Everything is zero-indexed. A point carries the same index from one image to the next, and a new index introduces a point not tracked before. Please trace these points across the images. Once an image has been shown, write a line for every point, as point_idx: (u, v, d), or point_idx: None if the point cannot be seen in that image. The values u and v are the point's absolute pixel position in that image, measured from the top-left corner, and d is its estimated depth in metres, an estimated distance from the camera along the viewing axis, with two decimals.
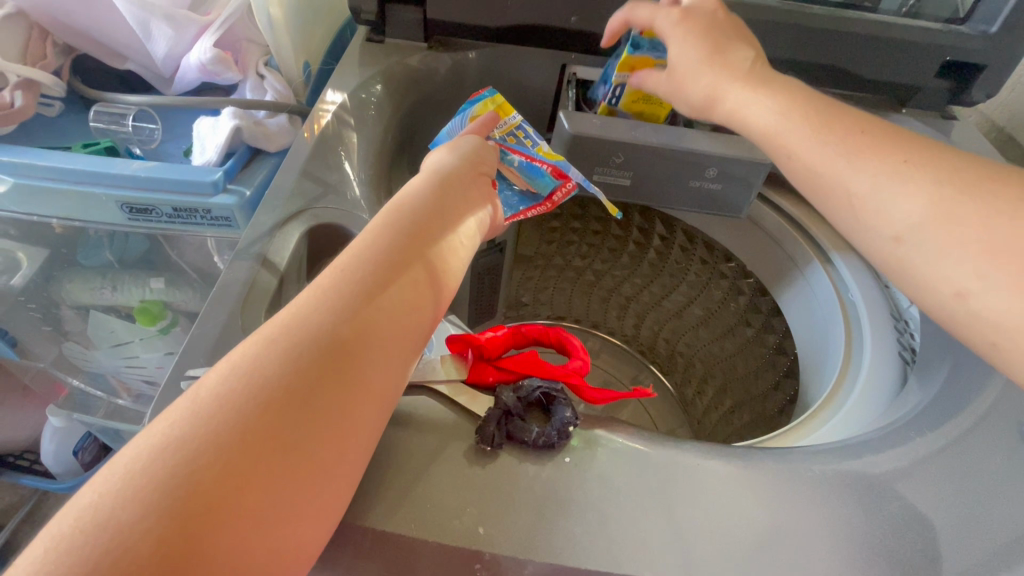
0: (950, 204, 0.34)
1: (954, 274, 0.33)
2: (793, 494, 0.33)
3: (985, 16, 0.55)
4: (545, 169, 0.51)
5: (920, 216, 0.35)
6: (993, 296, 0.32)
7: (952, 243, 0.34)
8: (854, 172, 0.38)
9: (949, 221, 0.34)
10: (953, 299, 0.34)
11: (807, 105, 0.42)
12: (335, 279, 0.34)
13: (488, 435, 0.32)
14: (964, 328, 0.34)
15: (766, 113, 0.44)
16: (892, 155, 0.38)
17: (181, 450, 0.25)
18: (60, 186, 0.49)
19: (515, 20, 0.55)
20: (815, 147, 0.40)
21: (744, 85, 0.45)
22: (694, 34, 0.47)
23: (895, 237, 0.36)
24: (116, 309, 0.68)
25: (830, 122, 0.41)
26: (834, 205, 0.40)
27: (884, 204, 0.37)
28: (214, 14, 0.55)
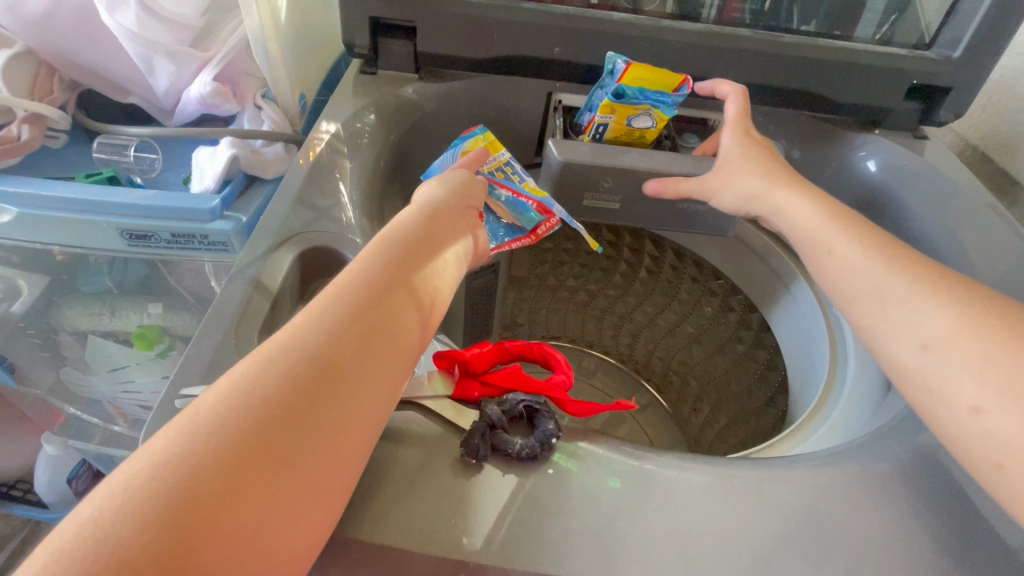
0: (978, 325, 0.36)
1: (969, 391, 0.34)
2: (774, 503, 0.34)
3: (948, 42, 0.58)
4: (532, 204, 0.54)
5: (946, 331, 0.37)
6: (1006, 417, 0.33)
7: (971, 362, 0.35)
8: (889, 281, 0.42)
9: (974, 338, 0.36)
10: (968, 415, 0.34)
11: (845, 217, 0.48)
12: (332, 302, 0.35)
13: (473, 447, 0.33)
14: (974, 448, 0.34)
15: (810, 216, 0.49)
16: (926, 274, 0.41)
17: (181, 465, 0.26)
18: (62, 214, 0.51)
19: (501, 51, 0.58)
20: (855, 252, 0.45)
21: (790, 188, 0.51)
22: (752, 151, 0.55)
23: (922, 345, 0.38)
24: (115, 334, 0.69)
25: (874, 237, 0.46)
26: (864, 307, 0.43)
27: (916, 313, 0.39)
28: (214, 49, 0.58)
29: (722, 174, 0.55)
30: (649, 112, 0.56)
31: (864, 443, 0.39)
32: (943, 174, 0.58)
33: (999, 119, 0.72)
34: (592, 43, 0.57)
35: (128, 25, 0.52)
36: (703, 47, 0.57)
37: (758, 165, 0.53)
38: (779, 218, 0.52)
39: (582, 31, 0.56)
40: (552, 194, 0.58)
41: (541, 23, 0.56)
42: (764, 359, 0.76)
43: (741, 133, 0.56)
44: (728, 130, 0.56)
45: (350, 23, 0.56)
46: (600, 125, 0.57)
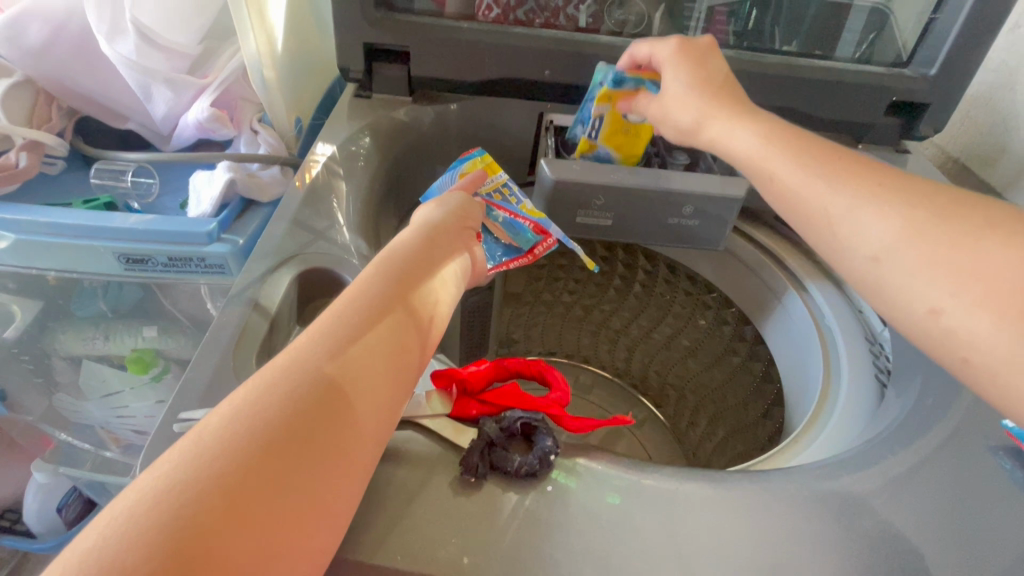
0: (926, 223, 0.35)
1: (928, 292, 0.33)
2: (771, 516, 0.34)
3: (925, 59, 0.60)
4: (528, 225, 0.55)
5: (892, 238, 0.36)
6: (962, 314, 0.32)
7: (923, 266, 0.34)
8: (833, 197, 0.39)
9: (921, 239, 0.34)
10: (926, 316, 0.33)
11: (786, 135, 0.44)
12: (332, 323, 0.35)
13: (472, 465, 0.33)
14: (942, 349, 0.33)
15: (749, 140, 0.46)
16: (868, 181, 0.39)
17: (185, 490, 0.26)
18: (59, 240, 0.51)
19: (493, 74, 0.60)
20: (795, 168, 0.42)
21: (726, 114, 0.48)
22: (686, 68, 0.52)
23: (872, 257, 0.36)
24: (109, 358, 0.69)
25: (815, 149, 0.42)
26: (814, 229, 0.40)
27: (860, 224, 0.37)
28: (212, 76, 0.59)
29: (661, 103, 0.53)
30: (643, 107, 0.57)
31: (860, 454, 0.39)
32: None
33: (979, 133, 0.74)
34: (581, 65, 0.59)
35: (126, 54, 0.54)
36: None
37: (693, 92, 0.50)
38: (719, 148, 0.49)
39: (571, 54, 0.58)
40: (545, 211, 0.59)
41: (532, 46, 0.57)
42: (759, 370, 0.75)
43: (672, 52, 0.53)
44: (660, 50, 0.53)
45: (345, 48, 0.57)
46: (596, 121, 0.57)
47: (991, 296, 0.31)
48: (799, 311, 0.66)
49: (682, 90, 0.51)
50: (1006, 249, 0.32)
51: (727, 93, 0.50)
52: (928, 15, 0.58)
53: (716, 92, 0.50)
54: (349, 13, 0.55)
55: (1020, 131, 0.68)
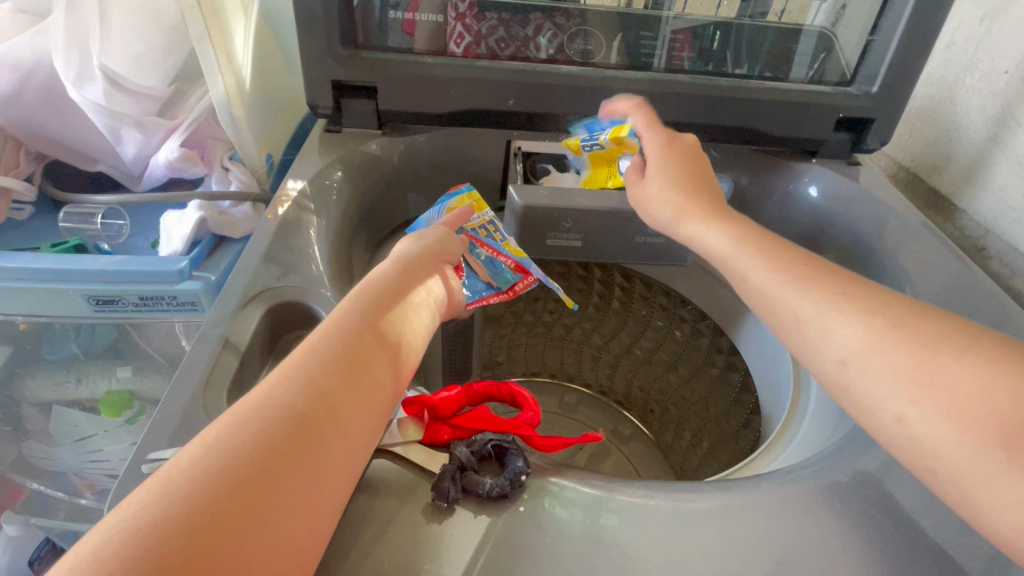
0: (888, 336, 0.36)
1: (891, 400, 0.35)
2: (742, 524, 0.35)
3: (866, 78, 0.63)
4: (509, 264, 0.57)
5: (857, 344, 0.37)
6: (925, 421, 0.33)
7: (886, 373, 0.35)
8: (800, 298, 0.40)
9: (884, 351, 0.36)
10: (891, 422, 0.35)
11: (756, 235, 0.46)
12: (304, 358, 0.36)
13: (444, 490, 0.33)
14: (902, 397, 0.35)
15: (720, 240, 0.47)
16: (831, 285, 0.40)
17: (150, 533, 0.26)
18: (27, 284, 0.51)
19: (459, 105, 0.61)
20: (768, 269, 0.43)
21: (702, 215, 0.49)
22: (665, 164, 0.54)
23: (839, 360, 0.38)
24: (81, 402, 0.68)
25: (788, 253, 0.44)
26: (784, 325, 0.41)
27: (828, 328, 0.38)
28: (181, 117, 0.60)
29: (641, 188, 0.54)
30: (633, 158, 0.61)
31: (826, 457, 0.40)
32: (877, 198, 0.63)
33: (925, 143, 0.78)
34: (541, 96, 0.61)
35: (95, 99, 0.54)
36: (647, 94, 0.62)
37: (672, 191, 0.51)
38: (695, 246, 0.50)
39: (533, 84, 0.60)
40: (519, 240, 0.61)
41: (494, 79, 0.60)
42: (737, 381, 0.77)
43: (649, 121, 0.57)
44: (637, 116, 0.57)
45: (313, 86, 0.59)
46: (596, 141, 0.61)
47: (952, 408, 0.33)
48: None
49: (663, 185, 0.52)
50: (962, 362, 0.34)
51: (703, 192, 0.52)
52: (866, 37, 0.62)
53: (697, 193, 0.51)
54: (317, 53, 0.57)
55: (962, 141, 0.72)
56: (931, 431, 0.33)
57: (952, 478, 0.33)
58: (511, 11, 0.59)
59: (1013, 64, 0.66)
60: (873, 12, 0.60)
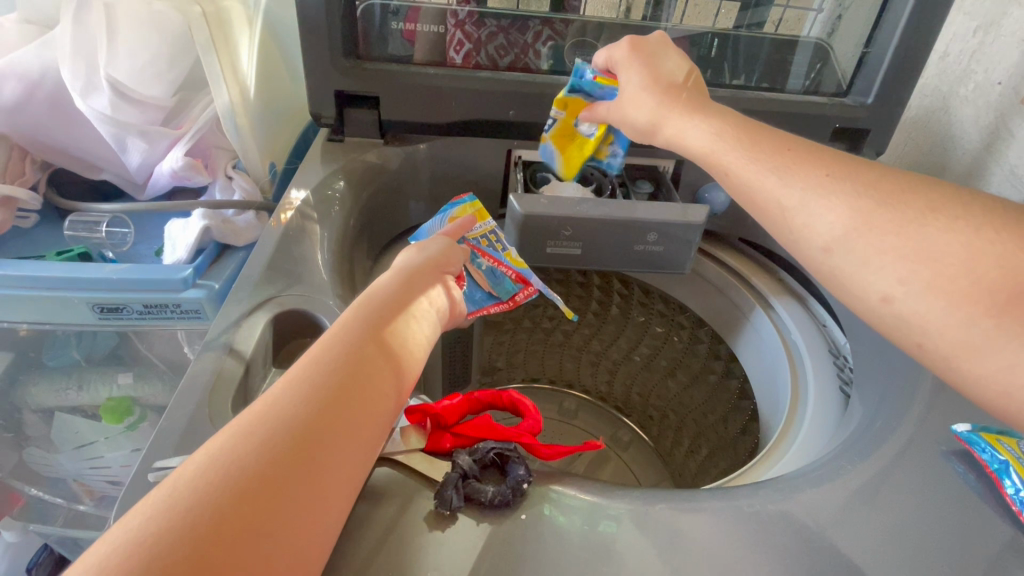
0: (871, 213, 0.37)
1: (879, 282, 0.35)
2: (740, 530, 0.36)
3: (862, 89, 0.64)
4: (510, 274, 0.59)
5: (843, 227, 0.37)
6: (913, 300, 0.34)
7: (872, 251, 0.36)
8: (784, 187, 0.41)
9: (869, 229, 0.36)
10: (879, 303, 0.36)
11: (736, 128, 0.46)
12: (308, 369, 0.36)
13: (447, 498, 0.34)
14: (899, 330, 0.35)
15: (701, 136, 0.48)
16: (815, 172, 0.40)
17: (157, 542, 0.26)
18: (32, 293, 0.51)
19: (461, 115, 0.62)
20: (750, 159, 0.44)
21: (679, 114, 0.50)
22: (638, 68, 0.54)
23: (825, 247, 0.38)
24: (82, 408, 0.68)
25: (773, 138, 0.44)
26: (771, 220, 0.42)
27: (812, 213, 0.39)
28: (186, 126, 0.61)
29: (620, 103, 0.55)
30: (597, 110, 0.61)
31: (823, 464, 0.41)
32: None
33: (920, 153, 0.79)
34: (540, 106, 0.62)
35: (100, 109, 0.55)
36: None
37: (646, 95, 0.52)
38: (674, 145, 0.51)
39: (533, 95, 0.61)
40: (518, 249, 0.62)
41: (495, 89, 0.61)
42: (735, 388, 0.77)
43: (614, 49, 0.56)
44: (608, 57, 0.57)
45: (317, 97, 0.60)
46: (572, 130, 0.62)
47: (940, 281, 0.33)
48: (766, 327, 0.68)
49: (638, 90, 0.53)
50: (945, 233, 0.34)
51: (682, 89, 0.52)
52: (861, 49, 0.63)
53: (671, 91, 0.51)
54: (322, 64, 0.57)
55: (956, 151, 0.73)
56: (918, 308, 0.34)
57: (939, 351, 0.34)
58: (510, 18, 0.60)
59: (1006, 76, 0.67)
60: (868, 25, 0.61)
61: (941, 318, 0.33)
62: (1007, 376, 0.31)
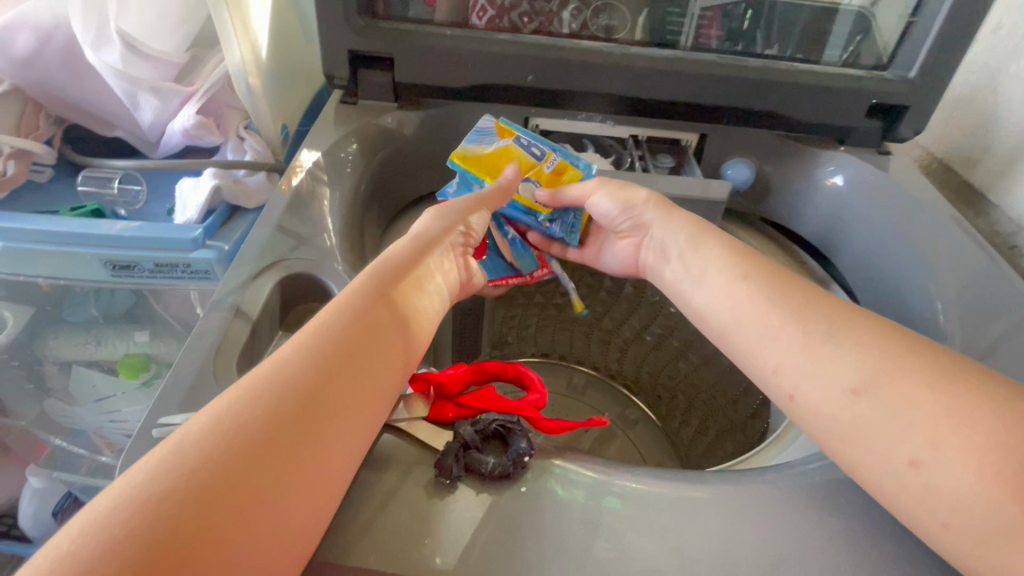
0: (893, 365, 0.34)
1: (905, 442, 0.32)
2: (743, 515, 0.35)
3: (904, 63, 0.60)
4: (533, 249, 0.61)
5: (868, 373, 0.34)
6: (945, 467, 0.30)
7: (904, 411, 0.32)
8: (750, 303, 0.42)
9: (895, 381, 0.33)
10: (907, 469, 0.31)
11: (716, 236, 0.48)
12: (317, 333, 0.36)
13: (446, 467, 0.34)
14: (919, 504, 0.31)
15: (676, 238, 0.50)
16: (790, 291, 0.41)
17: (159, 497, 0.26)
18: (46, 247, 0.52)
19: (477, 80, 0.60)
20: (707, 278, 0.46)
21: (660, 210, 0.52)
22: (623, 178, 0.57)
23: (850, 391, 0.34)
24: (99, 363, 0.69)
25: (723, 250, 0.46)
26: (741, 347, 0.41)
27: (830, 362, 0.36)
28: (198, 83, 0.60)
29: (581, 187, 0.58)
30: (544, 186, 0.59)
31: None
32: (908, 189, 0.60)
33: (962, 135, 0.75)
34: (559, 72, 0.59)
35: (112, 63, 0.54)
36: (667, 72, 0.59)
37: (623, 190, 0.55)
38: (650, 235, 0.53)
39: (553, 60, 0.59)
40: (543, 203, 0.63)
41: (513, 53, 0.58)
42: (748, 372, 0.76)
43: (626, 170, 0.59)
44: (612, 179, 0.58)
45: (330, 56, 0.58)
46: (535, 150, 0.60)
47: (970, 449, 0.30)
48: None
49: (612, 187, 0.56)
50: (972, 399, 0.31)
51: (662, 194, 0.55)
52: (907, 18, 0.58)
53: (653, 193, 0.54)
54: (336, 21, 0.56)
55: (1002, 133, 0.69)
56: (950, 479, 0.30)
57: (967, 527, 0.29)
58: None
59: None
60: None
61: (972, 488, 0.29)
62: None
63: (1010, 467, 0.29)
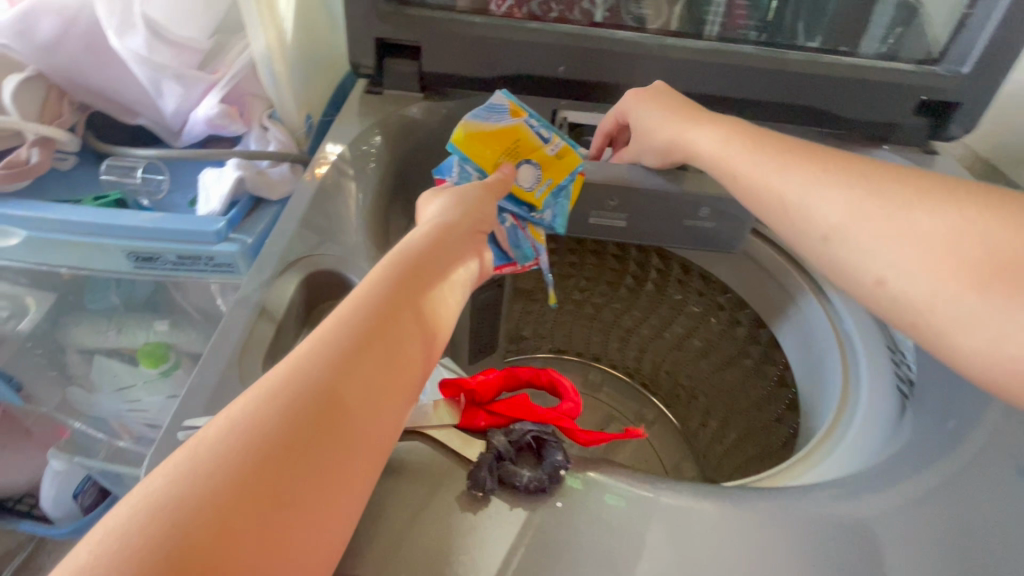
0: (873, 205, 0.39)
1: (876, 265, 0.38)
2: (787, 535, 0.33)
3: (957, 57, 0.56)
4: (530, 238, 0.56)
5: (844, 217, 0.40)
6: (905, 281, 0.37)
7: (875, 238, 0.38)
8: (765, 174, 0.45)
9: (867, 219, 0.39)
10: (874, 285, 0.39)
11: (737, 128, 0.49)
12: (335, 331, 0.34)
13: (480, 480, 0.32)
14: (892, 312, 0.38)
15: (711, 141, 0.50)
16: (800, 161, 0.44)
17: (179, 508, 0.26)
18: (69, 238, 0.51)
19: (506, 70, 0.58)
20: (725, 160, 0.48)
21: (695, 124, 0.51)
22: (657, 94, 0.55)
23: (825, 236, 0.41)
24: (120, 351, 0.69)
25: (742, 141, 0.48)
26: (771, 212, 0.45)
27: (818, 202, 0.42)
28: (222, 71, 0.58)
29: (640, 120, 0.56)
30: (545, 180, 0.55)
31: (881, 472, 0.38)
32: None
33: None
34: (591, 63, 0.57)
35: (136, 49, 0.53)
36: (703, 65, 0.57)
37: (663, 112, 0.54)
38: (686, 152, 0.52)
39: (585, 50, 0.56)
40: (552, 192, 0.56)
41: (545, 42, 0.56)
42: (774, 375, 0.73)
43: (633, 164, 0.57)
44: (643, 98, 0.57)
45: (356, 44, 0.56)
46: (545, 135, 0.56)
47: (932, 261, 0.36)
48: (819, 317, 0.64)
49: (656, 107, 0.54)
50: (932, 217, 0.37)
51: (686, 104, 0.54)
52: (963, 10, 0.55)
53: (687, 110, 0.53)
54: (362, 8, 0.54)
55: None
56: (915, 290, 0.36)
57: (940, 330, 0.35)
58: None
59: None
60: None
61: (932, 289, 0.35)
62: (999, 348, 0.33)
63: (995, 275, 0.34)
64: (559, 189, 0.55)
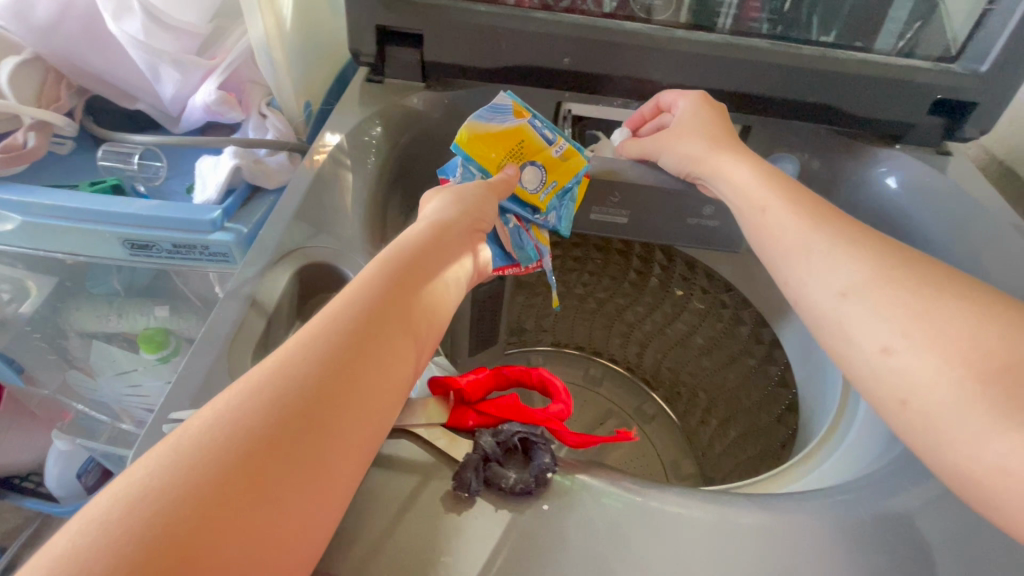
0: (896, 276, 0.35)
1: (881, 332, 0.34)
2: (779, 544, 0.33)
3: (975, 55, 0.55)
4: (535, 241, 0.55)
5: (861, 278, 0.36)
6: (911, 355, 0.32)
7: (887, 305, 0.34)
8: (799, 232, 0.41)
9: (887, 285, 0.35)
10: (876, 355, 0.34)
11: (775, 178, 0.47)
12: (328, 325, 0.34)
13: (465, 481, 0.32)
14: (881, 385, 0.33)
15: (743, 175, 0.49)
16: (835, 225, 0.41)
17: (159, 499, 0.25)
18: (65, 224, 0.51)
19: (510, 61, 0.57)
20: (764, 213, 0.45)
21: (731, 153, 0.51)
22: (701, 114, 0.54)
23: (841, 293, 0.37)
24: (119, 337, 0.69)
25: (778, 194, 0.45)
26: (787, 257, 0.41)
27: (834, 263, 0.38)
28: (221, 57, 0.58)
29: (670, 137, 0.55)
30: (551, 184, 0.55)
31: (878, 482, 0.37)
32: (967, 193, 0.55)
33: None
34: (596, 56, 0.56)
35: (134, 34, 0.52)
36: (713, 59, 0.55)
37: (700, 133, 0.53)
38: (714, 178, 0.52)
39: (591, 42, 0.55)
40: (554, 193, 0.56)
41: (549, 33, 0.55)
42: (776, 374, 0.73)
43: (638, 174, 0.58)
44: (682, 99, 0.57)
45: (357, 31, 0.55)
46: (550, 137, 0.53)
47: (942, 343, 0.31)
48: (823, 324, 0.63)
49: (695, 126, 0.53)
50: (960, 303, 0.33)
51: (729, 132, 0.53)
52: (983, 5, 0.53)
53: (726, 137, 0.52)
54: None
55: None
56: (913, 365, 0.32)
57: (925, 412, 0.31)
58: None
59: None
60: None
61: (933, 375, 0.31)
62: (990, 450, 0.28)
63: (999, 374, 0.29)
64: (564, 191, 0.56)
